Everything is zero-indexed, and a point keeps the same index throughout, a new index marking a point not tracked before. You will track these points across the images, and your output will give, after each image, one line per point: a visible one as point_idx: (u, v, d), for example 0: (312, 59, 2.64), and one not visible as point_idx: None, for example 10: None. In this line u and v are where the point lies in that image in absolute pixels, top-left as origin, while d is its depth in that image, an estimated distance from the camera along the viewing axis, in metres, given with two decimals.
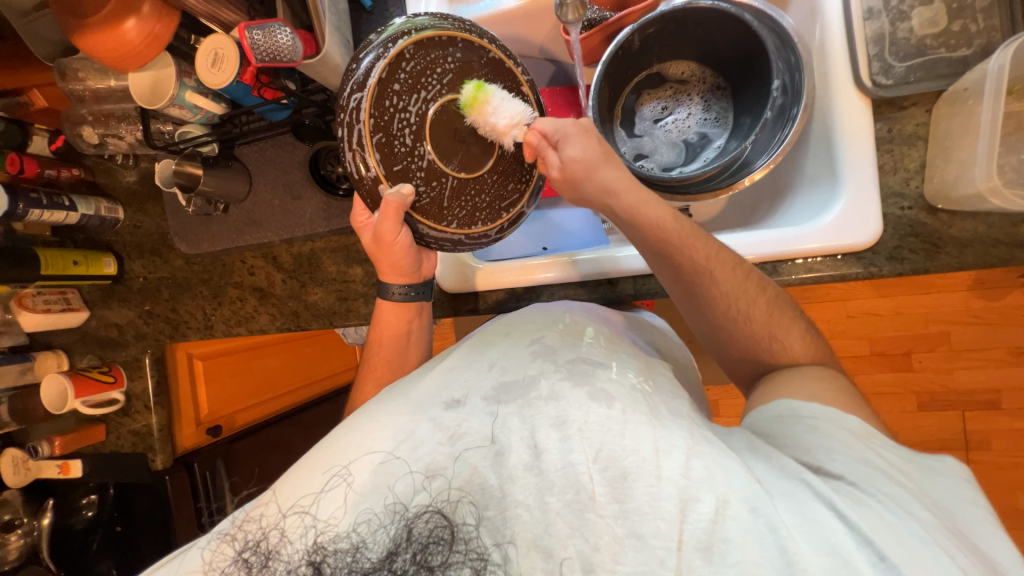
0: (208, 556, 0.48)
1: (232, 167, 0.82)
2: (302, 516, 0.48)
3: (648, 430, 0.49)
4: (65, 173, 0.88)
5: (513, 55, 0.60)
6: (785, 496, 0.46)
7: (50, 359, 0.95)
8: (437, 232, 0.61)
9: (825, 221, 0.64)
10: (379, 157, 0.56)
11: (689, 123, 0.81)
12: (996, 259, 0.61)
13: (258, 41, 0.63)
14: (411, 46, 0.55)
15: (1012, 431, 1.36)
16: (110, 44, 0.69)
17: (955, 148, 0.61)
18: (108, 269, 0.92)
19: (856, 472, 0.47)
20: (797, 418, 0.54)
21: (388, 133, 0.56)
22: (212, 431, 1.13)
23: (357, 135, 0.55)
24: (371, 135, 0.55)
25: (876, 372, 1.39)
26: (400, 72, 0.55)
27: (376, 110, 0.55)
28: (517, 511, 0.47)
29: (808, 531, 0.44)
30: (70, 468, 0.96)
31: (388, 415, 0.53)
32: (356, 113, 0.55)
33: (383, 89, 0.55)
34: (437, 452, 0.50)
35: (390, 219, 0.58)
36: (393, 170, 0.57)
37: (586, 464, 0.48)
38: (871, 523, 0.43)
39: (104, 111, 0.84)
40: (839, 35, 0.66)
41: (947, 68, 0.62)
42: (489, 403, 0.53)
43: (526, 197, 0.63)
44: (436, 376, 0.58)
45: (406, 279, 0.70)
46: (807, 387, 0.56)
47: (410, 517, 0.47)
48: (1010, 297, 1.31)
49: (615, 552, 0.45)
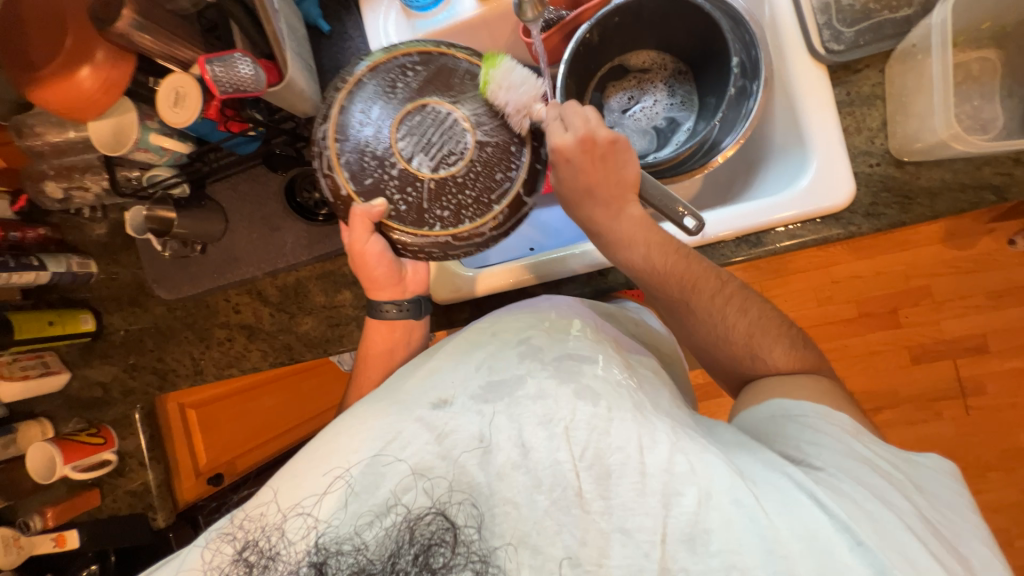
0: (207, 556, 0.48)
1: (205, 206, 0.81)
2: (303, 518, 0.47)
3: (632, 425, 0.49)
4: (30, 234, 0.85)
5: (475, 53, 0.60)
6: (768, 486, 0.47)
7: (34, 428, 0.91)
8: (421, 239, 0.59)
9: (800, 186, 0.66)
10: (348, 175, 0.58)
11: (657, 110, 0.84)
12: (966, 203, 0.63)
13: (220, 75, 0.62)
14: (369, 71, 0.59)
15: (1002, 372, 1.40)
16: (63, 94, 0.68)
17: (911, 102, 0.64)
18: (85, 326, 0.88)
19: (839, 464, 0.48)
20: (787, 417, 0.55)
21: (354, 151, 0.57)
22: (212, 480, 1.11)
23: (326, 160, 0.58)
24: (338, 157, 0.58)
25: (867, 333, 1.42)
26: (362, 96, 0.58)
27: (340, 134, 0.58)
28: (505, 508, 0.47)
29: (791, 519, 0.44)
30: (66, 540, 0.91)
31: (376, 415, 0.52)
32: (323, 142, 0.58)
33: (346, 115, 0.58)
34: (425, 451, 0.49)
35: (360, 230, 0.59)
36: (365, 184, 0.57)
37: (573, 461, 0.48)
38: (848, 510, 0.44)
39: (67, 164, 0.83)
40: (788, 9, 0.68)
41: (892, 27, 0.65)
42: (476, 401, 0.52)
43: (521, 184, 0.58)
44: (421, 377, 0.57)
45: (392, 295, 0.69)
46: (794, 386, 0.58)
47: (413, 518, 0.47)
48: (981, 244, 1.36)
49: (602, 547, 0.45)
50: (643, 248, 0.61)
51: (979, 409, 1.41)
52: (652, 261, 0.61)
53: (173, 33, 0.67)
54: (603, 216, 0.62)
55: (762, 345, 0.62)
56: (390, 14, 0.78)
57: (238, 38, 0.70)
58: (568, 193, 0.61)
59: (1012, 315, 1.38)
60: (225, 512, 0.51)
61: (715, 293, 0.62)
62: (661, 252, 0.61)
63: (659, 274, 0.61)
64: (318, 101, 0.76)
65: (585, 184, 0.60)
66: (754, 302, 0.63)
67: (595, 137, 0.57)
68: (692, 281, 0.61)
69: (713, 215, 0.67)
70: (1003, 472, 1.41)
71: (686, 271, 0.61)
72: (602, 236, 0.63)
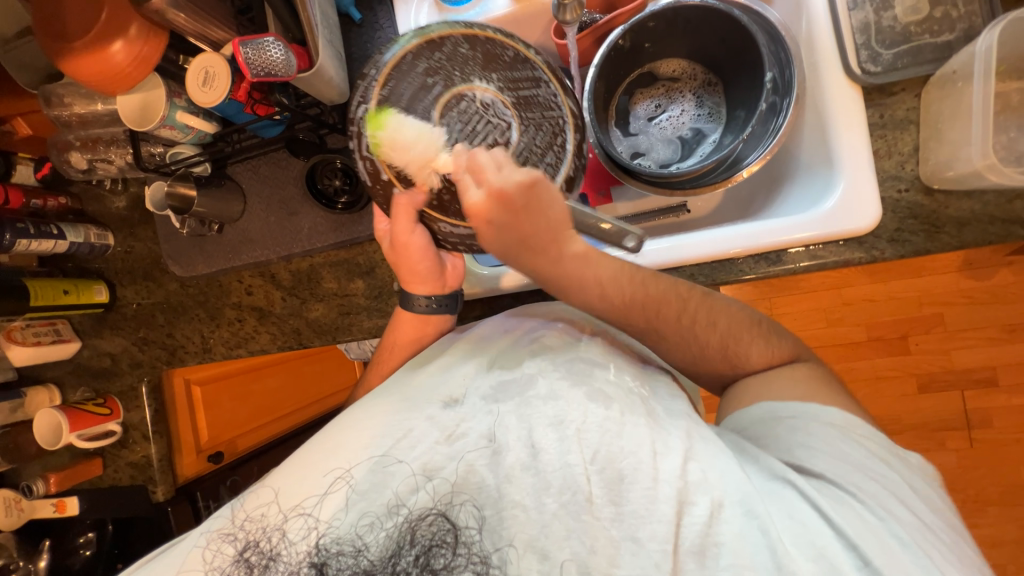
0: (208, 556, 0.49)
1: (226, 186, 0.81)
2: (303, 518, 0.48)
3: (645, 431, 0.49)
4: (51, 203, 0.86)
5: (522, 39, 0.57)
6: (775, 497, 0.46)
7: (42, 394, 0.93)
8: (461, 230, 0.57)
9: (827, 207, 0.65)
10: (389, 158, 0.54)
11: (683, 120, 0.83)
12: (994, 237, 0.62)
13: (251, 58, 0.62)
14: (415, 48, 0.55)
15: (1011, 408, 1.38)
16: (95, 67, 0.68)
17: (947, 130, 0.62)
18: (99, 297, 0.89)
19: (842, 473, 0.47)
20: (776, 422, 0.53)
21: (396, 133, 0.53)
22: (213, 458, 1.12)
23: (365, 142, 0.54)
24: (379, 139, 0.53)
25: (876, 357, 1.41)
26: (403, 75, 0.54)
27: (380, 114, 0.54)
28: (514, 511, 0.46)
29: (797, 532, 0.44)
30: (66, 507, 0.92)
31: (384, 410, 0.53)
32: (362, 122, 0.54)
33: (388, 94, 0.54)
34: (434, 453, 0.49)
35: (402, 219, 0.57)
36: (407, 170, 0.54)
37: (583, 465, 0.47)
38: (853, 524, 0.43)
39: (92, 136, 0.84)
40: (826, 26, 0.68)
41: (933, 53, 0.64)
42: (487, 402, 0.52)
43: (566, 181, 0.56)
44: (433, 370, 0.57)
45: (429, 289, 0.67)
46: (779, 387, 0.55)
47: (414, 520, 0.47)
48: (999, 275, 1.34)
49: (612, 555, 0.45)
50: (597, 288, 0.55)
51: (983, 443, 1.39)
52: (609, 298, 0.55)
53: (207, 12, 0.67)
54: (544, 262, 0.54)
55: (747, 350, 0.58)
56: (422, 6, 0.78)
57: (270, 21, 0.70)
58: (502, 251, 0.54)
59: None
60: (225, 512, 0.51)
61: (683, 306, 0.57)
62: (617, 284, 0.55)
63: (618, 309, 0.56)
64: (344, 89, 0.76)
65: (517, 235, 0.52)
66: (722, 308, 0.59)
67: (507, 187, 0.49)
68: (654, 308, 0.56)
69: (726, 232, 0.67)
70: (1003, 507, 1.39)
71: (648, 296, 0.56)
72: (549, 283, 0.56)
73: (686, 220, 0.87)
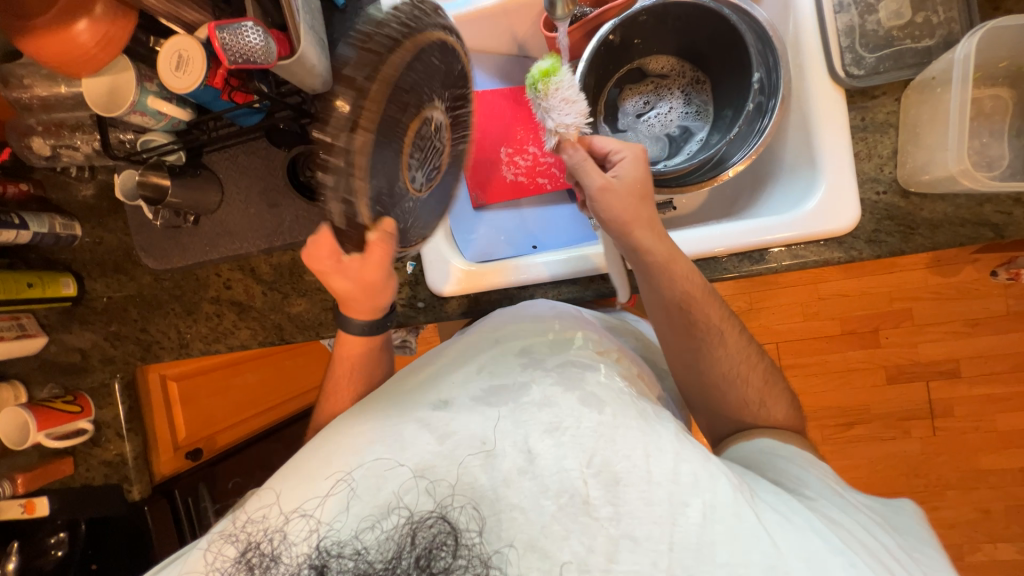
0: (209, 558, 0.48)
1: (201, 175, 0.78)
2: (304, 519, 0.47)
3: (637, 434, 0.50)
4: (11, 189, 0.81)
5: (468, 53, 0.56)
6: (766, 500, 0.49)
7: (7, 392, 0.88)
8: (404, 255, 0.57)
9: (808, 208, 0.66)
10: (370, 204, 0.47)
11: (671, 118, 0.83)
12: (965, 238, 0.65)
13: (227, 43, 0.59)
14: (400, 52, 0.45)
15: (971, 398, 1.45)
16: (58, 47, 0.64)
17: (925, 134, 0.64)
18: (67, 290, 0.85)
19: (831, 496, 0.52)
20: (774, 455, 0.59)
21: (379, 176, 0.46)
22: (190, 455, 1.08)
23: (343, 181, 0.44)
24: (366, 182, 0.45)
25: (849, 350, 1.46)
26: (393, 96, 0.45)
27: (367, 151, 0.44)
28: (512, 514, 0.46)
29: (793, 540, 0.46)
30: (35, 507, 0.89)
31: (376, 412, 0.53)
32: (341, 156, 0.43)
33: (380, 123, 0.45)
34: (426, 451, 0.49)
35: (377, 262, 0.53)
36: (380, 214, 0.49)
37: (581, 469, 0.47)
38: (845, 538, 0.47)
39: (56, 120, 0.80)
40: (813, 27, 0.68)
41: (913, 58, 0.66)
42: (478, 403, 0.53)
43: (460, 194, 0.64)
44: (428, 374, 0.58)
45: (366, 316, 0.64)
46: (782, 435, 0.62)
47: (415, 521, 0.46)
48: (966, 272, 1.40)
49: (611, 552, 0.45)
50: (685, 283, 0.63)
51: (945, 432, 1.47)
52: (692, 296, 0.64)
53: None
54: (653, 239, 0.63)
55: (768, 400, 0.64)
56: None
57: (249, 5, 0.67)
58: (622, 216, 0.62)
59: (988, 343, 1.43)
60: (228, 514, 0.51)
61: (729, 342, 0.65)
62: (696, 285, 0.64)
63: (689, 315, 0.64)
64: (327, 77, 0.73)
65: (630, 207, 0.63)
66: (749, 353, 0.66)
67: (638, 163, 0.65)
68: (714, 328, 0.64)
69: (732, 227, 0.67)
70: (960, 491, 1.47)
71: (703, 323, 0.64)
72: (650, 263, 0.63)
73: (672, 216, 0.88)
